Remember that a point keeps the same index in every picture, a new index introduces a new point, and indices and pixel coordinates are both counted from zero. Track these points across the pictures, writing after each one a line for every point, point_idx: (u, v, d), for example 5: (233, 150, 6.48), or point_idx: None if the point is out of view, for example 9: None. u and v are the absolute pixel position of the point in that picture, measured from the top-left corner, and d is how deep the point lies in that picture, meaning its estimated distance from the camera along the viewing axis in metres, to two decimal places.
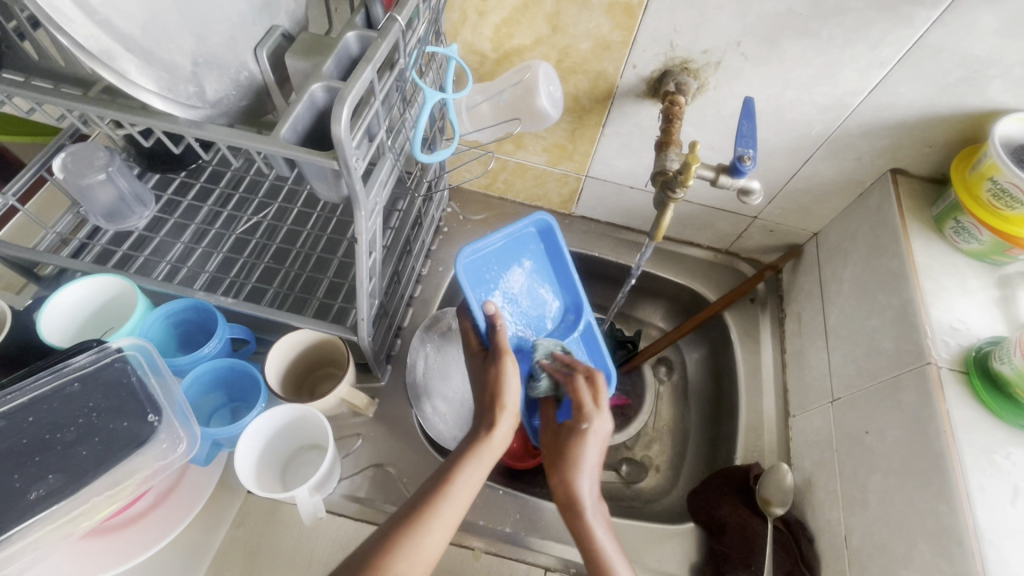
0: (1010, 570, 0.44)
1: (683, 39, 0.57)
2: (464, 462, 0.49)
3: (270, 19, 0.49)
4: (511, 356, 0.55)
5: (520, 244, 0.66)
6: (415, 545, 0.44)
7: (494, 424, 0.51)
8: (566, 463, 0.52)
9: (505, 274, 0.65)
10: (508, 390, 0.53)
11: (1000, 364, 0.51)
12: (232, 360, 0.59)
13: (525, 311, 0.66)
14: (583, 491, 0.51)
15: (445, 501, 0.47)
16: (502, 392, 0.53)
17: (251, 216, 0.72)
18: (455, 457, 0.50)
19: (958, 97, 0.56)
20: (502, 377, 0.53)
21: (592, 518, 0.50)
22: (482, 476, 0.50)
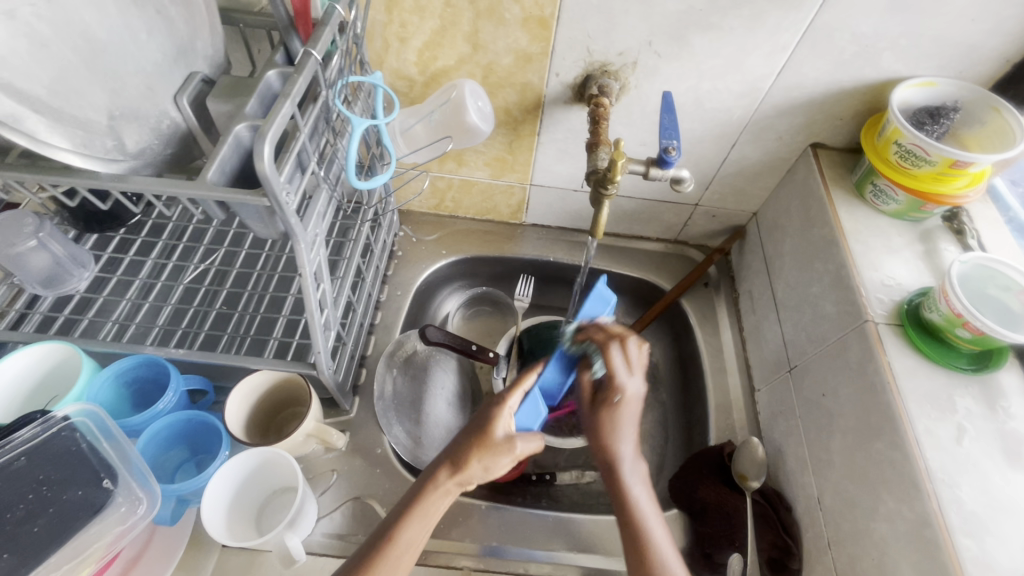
0: (963, 505, 0.47)
1: (598, 44, 0.60)
2: (415, 517, 0.49)
3: (188, 65, 0.49)
4: (508, 449, 0.52)
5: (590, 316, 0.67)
6: None
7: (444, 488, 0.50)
8: (604, 434, 0.54)
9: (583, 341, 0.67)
10: (475, 463, 0.51)
11: (930, 313, 0.55)
12: (190, 413, 0.58)
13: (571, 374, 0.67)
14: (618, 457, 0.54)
15: (405, 552, 0.48)
16: (486, 456, 0.51)
17: (198, 264, 0.71)
18: (403, 510, 0.50)
19: (856, 72, 0.60)
20: (484, 452, 0.52)
21: (630, 478, 0.53)
22: (428, 531, 0.50)
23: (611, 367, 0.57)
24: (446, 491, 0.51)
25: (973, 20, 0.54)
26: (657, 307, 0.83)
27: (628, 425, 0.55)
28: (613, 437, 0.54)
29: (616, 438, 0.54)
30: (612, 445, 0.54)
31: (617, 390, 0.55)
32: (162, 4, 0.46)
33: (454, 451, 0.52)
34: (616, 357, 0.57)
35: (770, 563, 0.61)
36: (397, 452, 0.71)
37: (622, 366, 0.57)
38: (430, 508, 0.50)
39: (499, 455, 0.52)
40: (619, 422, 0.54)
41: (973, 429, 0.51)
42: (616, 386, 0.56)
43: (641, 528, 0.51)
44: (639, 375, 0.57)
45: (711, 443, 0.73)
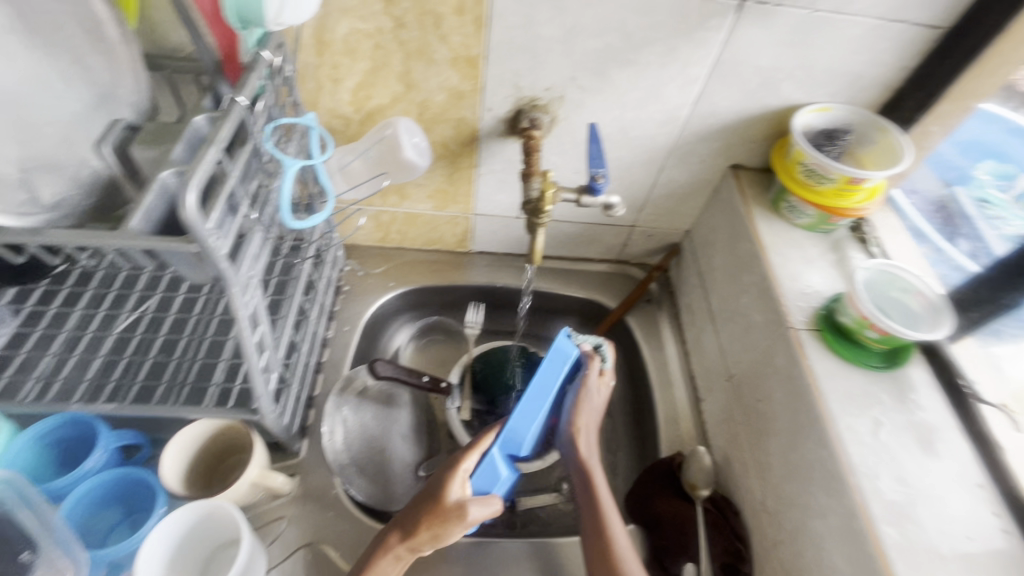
0: (883, 495, 0.50)
1: (526, 80, 0.63)
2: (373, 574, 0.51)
3: (109, 112, 0.48)
4: (458, 522, 0.52)
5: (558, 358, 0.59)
6: None
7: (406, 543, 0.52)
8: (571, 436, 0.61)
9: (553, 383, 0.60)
10: (428, 531, 0.52)
11: (843, 316, 0.60)
12: (123, 471, 0.55)
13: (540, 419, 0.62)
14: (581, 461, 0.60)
15: None
16: (439, 522, 0.52)
17: (131, 312, 0.68)
18: (367, 558, 0.52)
19: (762, 100, 0.66)
20: (438, 520, 0.52)
21: (596, 475, 0.59)
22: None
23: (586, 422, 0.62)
24: (397, 556, 0.52)
25: (854, 53, 0.60)
26: (603, 326, 0.86)
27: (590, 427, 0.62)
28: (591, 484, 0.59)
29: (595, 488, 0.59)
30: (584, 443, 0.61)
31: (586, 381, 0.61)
32: (81, 53, 0.47)
33: (425, 509, 0.53)
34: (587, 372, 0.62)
35: (724, 568, 0.63)
36: (350, 492, 0.69)
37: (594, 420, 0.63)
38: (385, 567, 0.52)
39: (453, 520, 0.52)
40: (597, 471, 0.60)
41: (888, 423, 0.55)
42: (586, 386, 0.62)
43: (608, 517, 0.57)
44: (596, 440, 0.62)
45: (662, 455, 0.75)
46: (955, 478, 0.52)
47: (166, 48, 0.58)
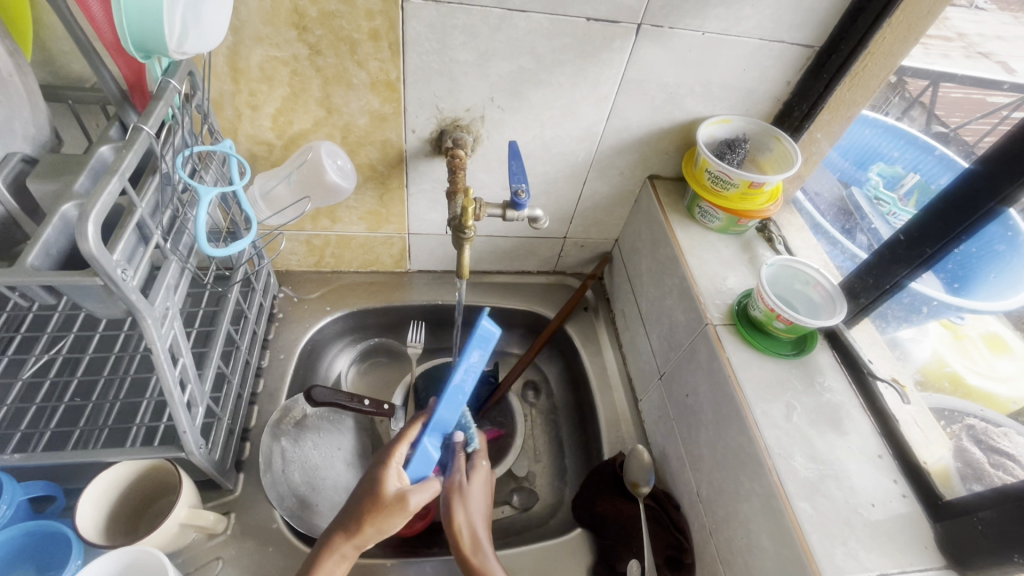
0: (797, 473, 0.54)
1: (446, 102, 0.65)
2: None
3: (4, 145, 0.47)
4: (402, 511, 0.52)
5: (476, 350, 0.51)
6: None
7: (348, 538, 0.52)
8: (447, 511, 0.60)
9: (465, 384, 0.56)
10: (368, 527, 0.52)
11: (754, 310, 0.64)
12: (33, 523, 0.52)
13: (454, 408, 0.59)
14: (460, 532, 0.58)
15: None
16: (376, 514, 0.52)
17: (40, 355, 0.64)
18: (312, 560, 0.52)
19: (669, 114, 0.71)
20: (378, 516, 0.52)
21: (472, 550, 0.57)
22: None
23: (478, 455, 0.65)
24: (343, 555, 0.52)
25: (745, 70, 0.66)
26: (543, 336, 0.88)
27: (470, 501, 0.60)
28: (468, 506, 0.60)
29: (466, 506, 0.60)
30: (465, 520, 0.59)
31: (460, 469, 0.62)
32: None
33: (361, 501, 0.53)
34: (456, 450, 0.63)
35: (668, 562, 0.64)
36: (292, 524, 0.67)
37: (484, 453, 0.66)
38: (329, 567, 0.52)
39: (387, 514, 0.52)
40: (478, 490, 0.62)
41: (799, 406, 0.59)
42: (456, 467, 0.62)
43: None
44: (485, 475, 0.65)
45: (605, 457, 0.77)
46: (860, 451, 0.57)
47: (70, 79, 0.56)
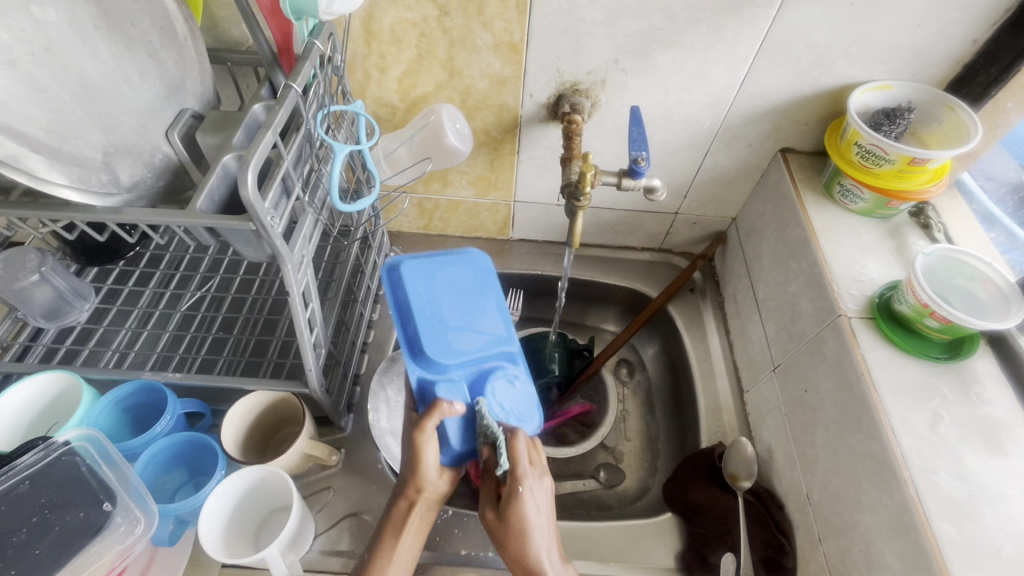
0: (941, 491, 0.47)
1: (568, 65, 0.63)
2: (383, 542, 0.51)
3: (178, 103, 0.52)
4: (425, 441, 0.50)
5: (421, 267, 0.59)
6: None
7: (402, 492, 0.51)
8: (511, 539, 0.48)
9: (430, 292, 0.58)
10: (415, 469, 0.51)
11: (900, 304, 0.56)
12: (188, 434, 0.59)
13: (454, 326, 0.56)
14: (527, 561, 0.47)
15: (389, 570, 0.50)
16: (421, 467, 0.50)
17: (194, 291, 0.73)
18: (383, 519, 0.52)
19: (815, 79, 0.63)
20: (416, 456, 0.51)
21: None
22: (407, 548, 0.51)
23: (515, 459, 0.50)
24: (403, 510, 0.51)
25: (919, 26, 0.57)
26: (644, 315, 0.85)
27: (535, 523, 0.48)
28: (524, 537, 0.47)
29: (530, 531, 0.48)
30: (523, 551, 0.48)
31: (517, 477, 0.49)
32: (153, 47, 0.49)
33: (403, 468, 0.52)
34: (519, 446, 0.50)
35: (765, 562, 0.61)
36: (393, 468, 0.72)
37: (524, 458, 0.50)
38: (399, 523, 0.51)
39: (422, 459, 0.50)
40: (529, 516, 0.48)
41: (948, 416, 0.52)
42: (517, 475, 0.49)
43: None
44: (542, 471, 0.51)
45: (702, 445, 0.73)
46: None
47: (228, 43, 0.62)
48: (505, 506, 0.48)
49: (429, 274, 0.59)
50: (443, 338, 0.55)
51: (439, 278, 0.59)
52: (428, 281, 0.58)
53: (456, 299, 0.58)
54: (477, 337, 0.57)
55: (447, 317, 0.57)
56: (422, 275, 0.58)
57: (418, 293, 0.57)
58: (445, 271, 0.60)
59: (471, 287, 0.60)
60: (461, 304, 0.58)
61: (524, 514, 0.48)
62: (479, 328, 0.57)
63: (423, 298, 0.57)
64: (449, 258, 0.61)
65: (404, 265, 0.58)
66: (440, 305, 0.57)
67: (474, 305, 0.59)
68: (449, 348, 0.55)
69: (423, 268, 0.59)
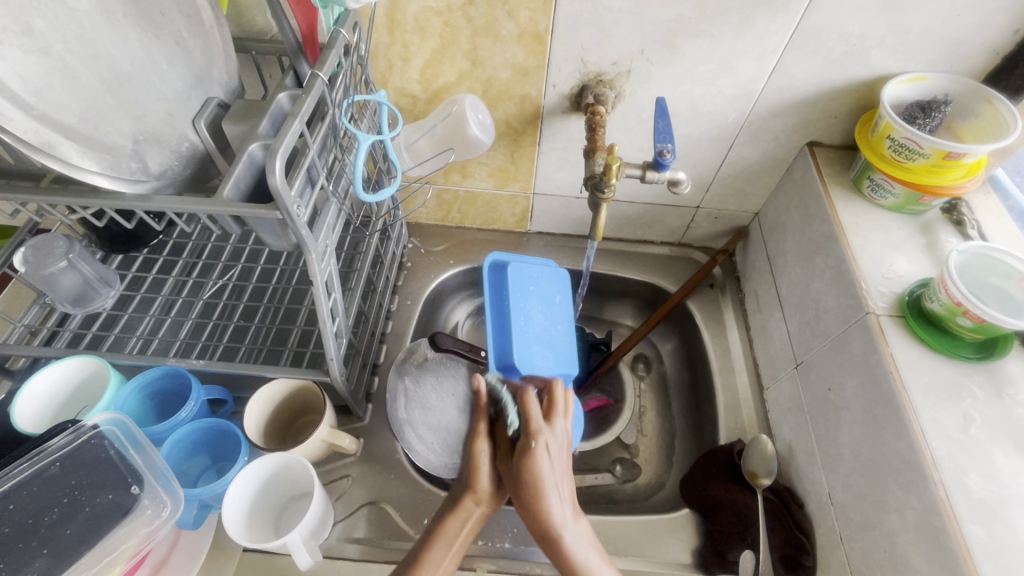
0: (971, 493, 0.47)
1: (592, 55, 0.62)
2: (436, 543, 0.49)
3: (204, 91, 0.52)
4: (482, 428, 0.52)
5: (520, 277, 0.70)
6: None
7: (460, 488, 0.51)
8: (527, 494, 0.47)
9: (524, 300, 0.68)
10: (477, 460, 0.51)
11: (931, 303, 0.55)
12: (212, 420, 0.60)
13: (536, 338, 0.66)
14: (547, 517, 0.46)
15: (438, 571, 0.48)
16: (477, 472, 0.51)
17: (216, 280, 0.74)
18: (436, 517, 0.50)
19: (847, 70, 0.61)
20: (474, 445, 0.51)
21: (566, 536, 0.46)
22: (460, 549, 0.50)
23: (526, 415, 0.50)
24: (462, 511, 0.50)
25: (958, 15, 0.55)
26: (663, 309, 0.84)
27: (553, 476, 0.47)
28: (537, 494, 0.46)
29: (543, 489, 0.46)
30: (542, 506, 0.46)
31: (534, 429, 0.48)
32: (181, 35, 0.49)
33: (460, 472, 0.52)
34: (532, 403, 0.50)
35: (784, 561, 0.61)
36: (411, 458, 0.72)
37: (538, 413, 0.50)
38: (454, 532, 0.49)
39: (479, 463, 0.51)
40: (544, 475, 0.46)
41: (979, 417, 0.51)
42: (532, 430, 0.48)
43: None
44: (560, 428, 0.51)
45: (720, 442, 0.73)
46: None
47: (253, 32, 0.62)
48: (519, 463, 0.48)
49: (529, 285, 0.69)
50: (524, 342, 0.65)
51: (533, 291, 0.69)
52: (527, 288, 0.69)
53: (543, 311, 0.69)
54: (550, 351, 0.67)
55: (532, 326, 0.67)
56: (519, 280, 0.69)
57: (515, 300, 0.67)
58: (541, 284, 0.70)
59: (550, 306, 0.70)
60: (543, 318, 0.68)
61: (538, 473, 0.47)
62: (553, 344, 0.68)
63: (515, 303, 0.68)
64: (542, 270, 0.71)
65: (508, 266, 0.69)
66: (529, 315, 0.67)
67: (557, 321, 0.69)
68: (528, 349, 0.65)
69: (520, 277, 0.69)
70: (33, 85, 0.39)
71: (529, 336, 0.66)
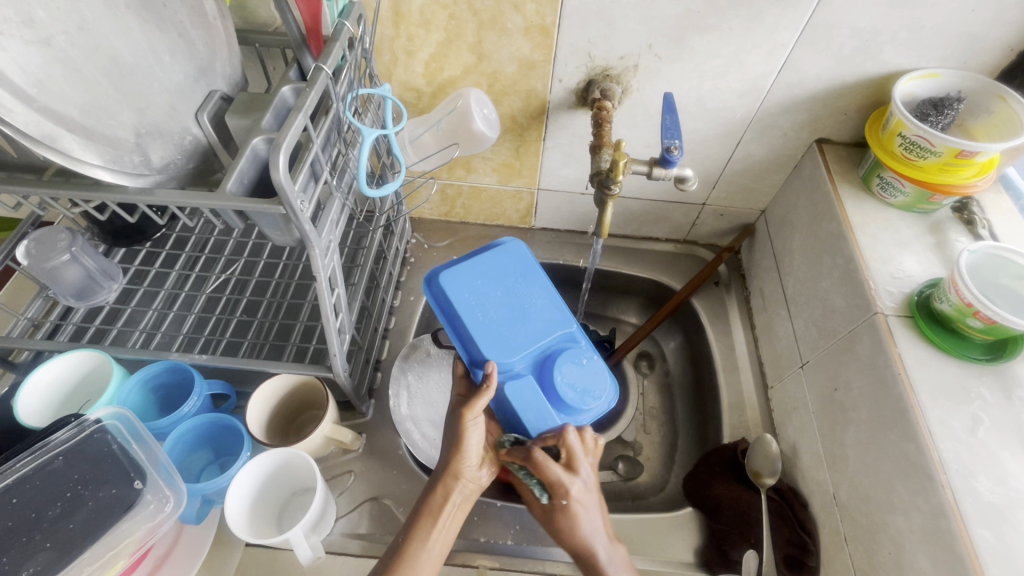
0: (978, 496, 0.46)
1: (600, 49, 0.61)
2: (423, 522, 0.49)
3: (207, 84, 0.51)
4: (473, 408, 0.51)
5: (468, 269, 0.59)
6: (410, 566, 0.46)
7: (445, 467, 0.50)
8: (566, 541, 0.48)
9: (483, 295, 0.58)
10: (466, 437, 0.51)
11: (941, 303, 0.54)
12: (214, 416, 0.59)
13: (513, 328, 0.57)
14: (592, 557, 0.48)
15: (422, 555, 0.47)
16: (461, 449, 0.51)
17: (219, 274, 0.74)
18: (423, 496, 0.50)
19: (858, 67, 0.61)
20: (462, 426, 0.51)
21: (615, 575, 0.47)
22: (449, 525, 0.50)
23: (548, 478, 0.48)
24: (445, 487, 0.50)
25: (973, 11, 0.54)
26: (667, 307, 0.84)
27: (588, 520, 0.48)
28: (577, 540, 0.48)
29: (580, 534, 0.48)
30: (585, 552, 0.48)
31: (559, 489, 0.48)
32: (184, 27, 0.49)
33: (441, 454, 0.51)
34: (549, 466, 0.48)
35: (787, 561, 0.60)
36: (413, 454, 0.72)
37: (560, 469, 0.49)
38: (439, 506, 0.50)
39: (465, 442, 0.51)
40: (577, 523, 0.48)
41: (988, 420, 0.50)
42: (557, 490, 0.48)
43: None
44: (584, 469, 0.50)
45: (724, 441, 0.72)
46: None
47: (256, 24, 0.61)
48: (553, 513, 0.49)
49: (481, 276, 0.59)
50: (495, 342, 0.56)
51: (488, 279, 0.59)
52: (480, 280, 0.59)
53: (501, 295, 0.58)
54: (531, 327, 0.58)
55: (504, 318, 0.57)
56: (460, 282, 0.58)
57: (471, 298, 0.57)
58: (485, 270, 0.60)
59: (514, 281, 0.60)
60: (505, 296, 0.58)
61: (570, 520, 0.48)
62: (532, 318, 0.58)
63: (466, 307, 0.57)
64: (493, 252, 0.61)
65: (440, 275, 0.58)
66: (488, 306, 0.57)
67: (518, 293, 0.59)
68: (507, 346, 0.56)
69: (469, 270, 0.59)
70: (33, 76, 0.39)
71: (501, 331, 0.57)
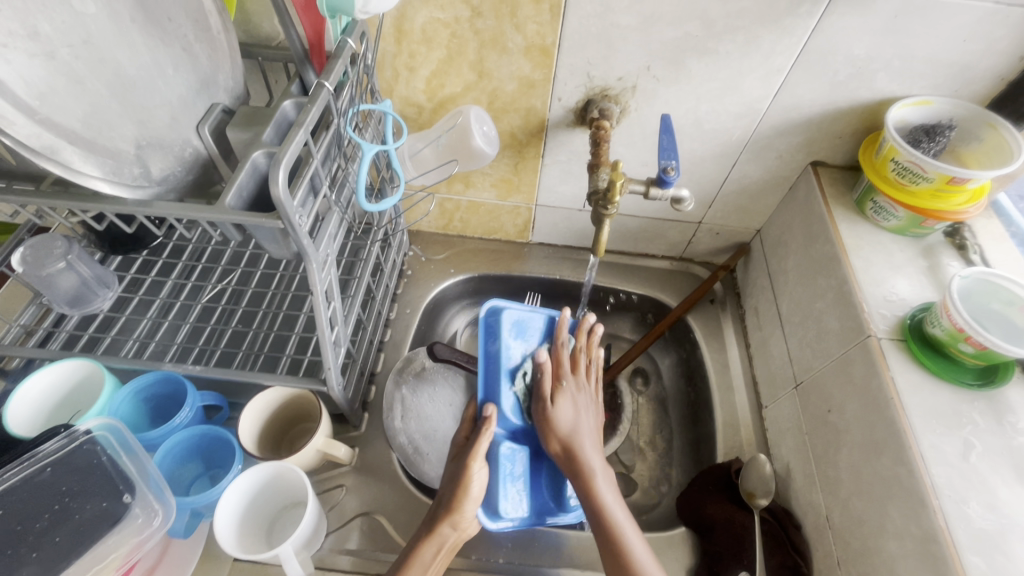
0: (971, 522, 0.46)
1: (598, 70, 0.62)
2: (413, 565, 0.49)
3: (209, 97, 0.52)
4: (477, 461, 0.53)
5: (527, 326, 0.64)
6: None
7: (442, 516, 0.51)
8: (560, 424, 0.56)
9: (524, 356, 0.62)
10: (470, 485, 0.52)
11: (933, 327, 0.55)
12: (205, 427, 0.59)
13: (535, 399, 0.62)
14: (580, 450, 0.55)
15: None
16: (461, 499, 0.51)
17: (216, 284, 0.73)
18: (419, 534, 0.51)
19: (852, 92, 0.62)
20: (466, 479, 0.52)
21: (597, 473, 0.53)
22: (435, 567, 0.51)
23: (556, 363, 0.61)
24: (439, 537, 0.50)
25: (965, 41, 0.55)
26: (662, 324, 0.84)
27: (584, 417, 0.57)
28: (571, 425, 0.56)
29: (578, 424, 0.56)
30: (565, 438, 0.56)
31: (563, 372, 0.60)
32: (187, 41, 0.49)
33: (442, 495, 0.53)
34: (562, 353, 0.62)
35: None
36: (405, 468, 0.71)
37: (568, 362, 0.62)
38: (428, 557, 0.50)
39: (468, 487, 0.52)
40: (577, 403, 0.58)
41: (980, 445, 0.50)
42: (563, 373, 0.60)
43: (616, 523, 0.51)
44: (587, 381, 0.61)
45: (718, 460, 0.72)
46: None
47: (260, 38, 0.62)
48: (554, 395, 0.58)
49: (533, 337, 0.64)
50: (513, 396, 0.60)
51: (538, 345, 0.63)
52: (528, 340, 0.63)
53: None
54: None
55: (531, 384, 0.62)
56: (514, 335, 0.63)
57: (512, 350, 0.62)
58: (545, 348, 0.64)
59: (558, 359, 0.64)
60: None
61: (571, 404, 0.57)
62: None
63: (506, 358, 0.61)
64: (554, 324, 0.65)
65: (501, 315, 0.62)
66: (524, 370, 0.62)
67: None
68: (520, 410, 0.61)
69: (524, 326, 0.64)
70: (36, 88, 0.39)
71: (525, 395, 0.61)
